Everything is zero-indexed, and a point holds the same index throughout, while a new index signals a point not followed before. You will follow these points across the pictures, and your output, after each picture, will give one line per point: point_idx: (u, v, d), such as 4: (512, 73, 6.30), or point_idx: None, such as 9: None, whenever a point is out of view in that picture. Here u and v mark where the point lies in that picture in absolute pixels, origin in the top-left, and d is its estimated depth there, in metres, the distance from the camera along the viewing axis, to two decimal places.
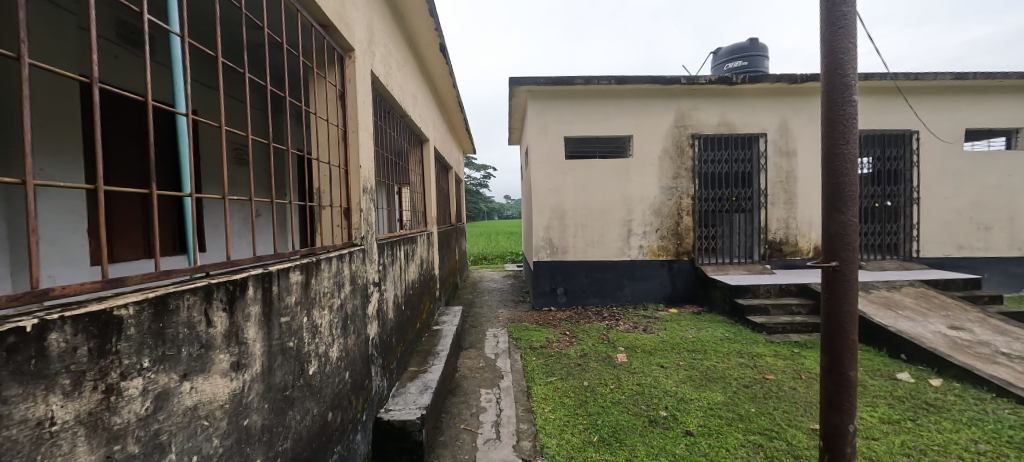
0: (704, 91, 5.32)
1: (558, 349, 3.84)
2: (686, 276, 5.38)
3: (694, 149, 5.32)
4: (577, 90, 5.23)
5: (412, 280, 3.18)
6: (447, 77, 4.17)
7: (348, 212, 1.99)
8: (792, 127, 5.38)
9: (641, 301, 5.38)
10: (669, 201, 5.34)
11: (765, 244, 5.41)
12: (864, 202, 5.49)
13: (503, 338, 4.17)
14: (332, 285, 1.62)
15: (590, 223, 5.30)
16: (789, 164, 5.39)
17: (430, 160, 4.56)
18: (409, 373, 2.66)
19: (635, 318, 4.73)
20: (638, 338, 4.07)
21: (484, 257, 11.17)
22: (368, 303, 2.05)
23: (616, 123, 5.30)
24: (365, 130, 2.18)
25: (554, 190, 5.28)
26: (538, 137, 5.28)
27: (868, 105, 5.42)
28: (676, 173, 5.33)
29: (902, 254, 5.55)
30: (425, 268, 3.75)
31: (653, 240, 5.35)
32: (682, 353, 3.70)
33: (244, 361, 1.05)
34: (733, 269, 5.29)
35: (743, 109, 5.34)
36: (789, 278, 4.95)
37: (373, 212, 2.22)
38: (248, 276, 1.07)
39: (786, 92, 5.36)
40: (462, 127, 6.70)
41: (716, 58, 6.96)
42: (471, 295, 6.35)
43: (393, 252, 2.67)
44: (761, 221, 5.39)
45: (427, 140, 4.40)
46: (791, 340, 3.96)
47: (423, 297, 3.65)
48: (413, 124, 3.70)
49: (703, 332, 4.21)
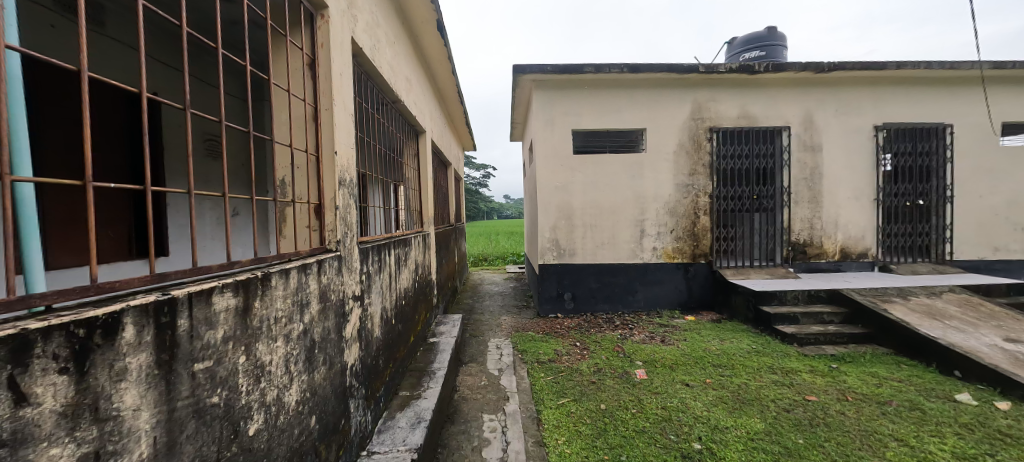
0: (723, 81, 4.93)
1: (568, 364, 3.44)
2: (703, 280, 4.99)
3: (712, 143, 4.93)
4: (586, 80, 4.84)
5: (404, 289, 2.77)
6: (445, 61, 3.77)
7: (320, 211, 1.58)
8: (816, 120, 5.00)
9: (654, 307, 4.99)
10: (685, 199, 4.94)
11: (788, 246, 5.02)
12: (894, 201, 5.10)
13: (507, 350, 3.77)
14: (289, 306, 1.22)
15: (599, 223, 4.91)
16: (814, 160, 5.02)
17: (426, 152, 4.11)
18: (399, 400, 2.26)
19: (650, 327, 4.33)
20: (657, 350, 3.67)
21: (484, 258, 10.78)
22: (345, 322, 1.64)
23: (628, 116, 4.90)
24: (344, 108, 1.76)
25: (562, 187, 4.88)
26: (544, 130, 4.89)
27: (899, 96, 5.03)
28: (692, 169, 4.94)
29: (935, 257, 5.15)
30: (420, 273, 3.36)
31: (668, 242, 4.96)
32: (708, 368, 3.30)
33: (108, 448, 0.65)
34: (754, 272, 4.90)
35: (764, 101, 4.96)
36: (816, 283, 4.56)
37: (354, 211, 1.81)
38: (120, 311, 0.67)
39: (810, 82, 4.98)
40: (462, 121, 6.31)
41: (730, 49, 6.58)
42: (471, 300, 5.96)
43: (381, 255, 2.27)
44: (783, 221, 5.01)
45: (423, 132, 4.00)
46: (827, 353, 3.57)
47: (418, 307, 3.26)
48: (407, 112, 3.29)
49: (727, 343, 3.82)
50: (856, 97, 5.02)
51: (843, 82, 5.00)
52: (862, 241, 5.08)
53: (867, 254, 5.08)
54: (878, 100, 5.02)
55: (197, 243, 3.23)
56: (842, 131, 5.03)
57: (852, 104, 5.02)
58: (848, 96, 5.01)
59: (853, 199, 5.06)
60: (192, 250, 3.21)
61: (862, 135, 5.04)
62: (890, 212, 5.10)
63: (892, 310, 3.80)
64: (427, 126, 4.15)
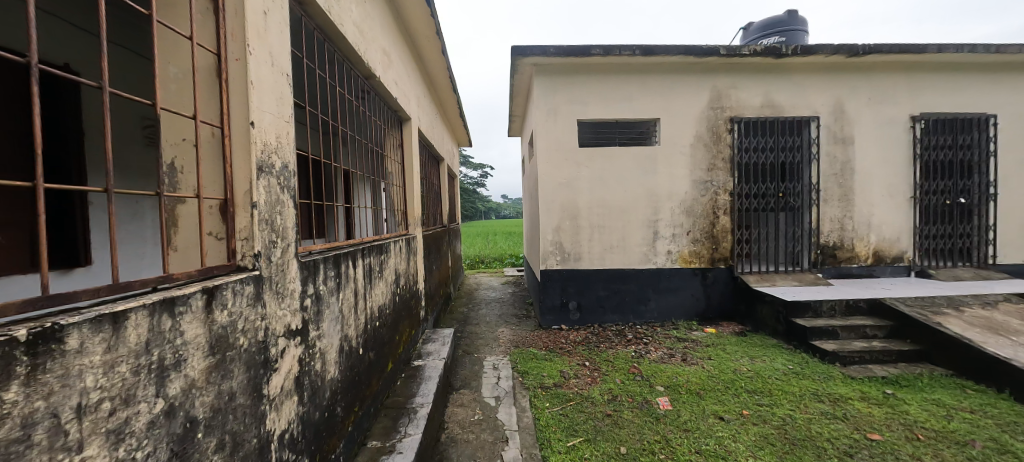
0: (744, 66, 4.43)
1: (576, 390, 2.93)
2: (723, 288, 4.49)
3: (732, 134, 4.42)
4: (592, 64, 4.33)
5: (379, 307, 2.25)
6: (432, 36, 3.23)
7: (228, 212, 1.08)
8: (847, 109, 4.51)
9: (668, 317, 4.49)
10: (703, 198, 4.44)
11: (816, 249, 4.53)
12: (932, 199, 4.62)
13: (505, 371, 3.25)
14: (127, 377, 0.70)
15: (607, 224, 4.39)
16: (844, 153, 4.53)
17: (413, 142, 3.55)
18: (366, 457, 1.74)
19: (667, 343, 3.81)
20: (679, 372, 3.15)
21: (482, 260, 10.29)
22: (267, 373, 1.12)
23: (639, 104, 4.39)
24: (274, 64, 1.23)
25: (566, 184, 4.38)
26: (546, 121, 4.38)
27: (936, 83, 4.55)
28: (711, 164, 4.44)
29: (976, 260, 4.67)
30: (402, 284, 2.84)
31: (683, 245, 4.46)
32: (742, 396, 2.80)
33: None
34: (780, 279, 4.40)
35: (790, 88, 4.46)
36: (852, 291, 4.07)
37: (290, 210, 1.29)
38: None
39: (840, 68, 4.49)
40: (457, 113, 5.77)
41: (746, 35, 6.07)
42: (466, 309, 5.42)
43: (345, 267, 1.75)
44: (811, 222, 4.52)
45: (409, 120, 3.46)
46: (877, 376, 3.08)
47: (400, 325, 2.73)
48: (385, 93, 2.76)
49: (758, 362, 3.31)
50: (890, 84, 4.53)
51: (875, 67, 4.52)
52: (897, 243, 4.61)
53: (902, 257, 4.62)
54: (914, 87, 4.54)
55: (138, 247, 2.71)
56: (875, 122, 4.54)
57: (887, 92, 4.53)
58: (881, 83, 4.53)
59: (887, 197, 4.58)
60: (133, 254, 2.70)
61: (897, 127, 4.56)
62: (928, 211, 4.62)
63: (947, 324, 3.31)
64: (414, 114, 3.61)
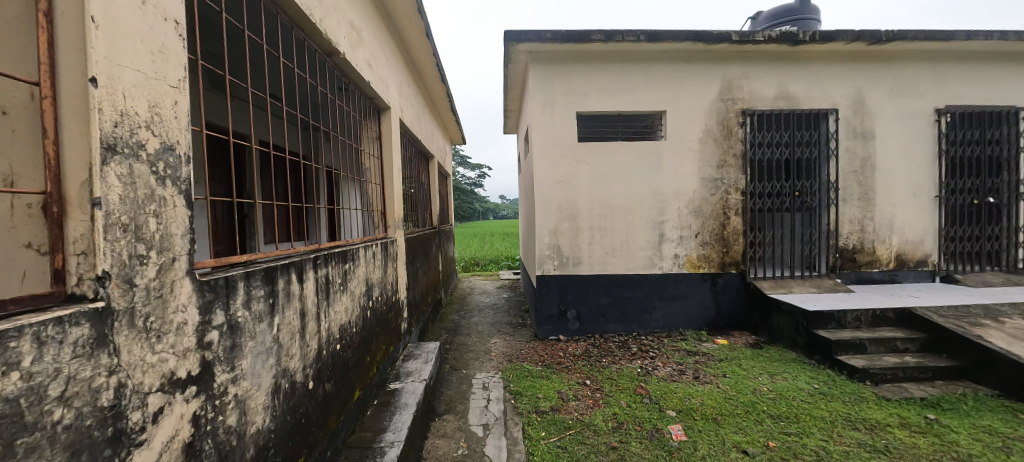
0: (757, 55, 4.08)
1: (576, 415, 2.57)
2: (734, 294, 4.15)
3: (745, 128, 4.08)
4: (592, 51, 3.97)
5: (343, 327, 1.88)
6: (413, 13, 2.86)
7: (49, 213, 0.71)
8: (867, 101, 4.18)
9: (674, 326, 4.15)
10: (713, 197, 4.09)
11: (834, 252, 4.19)
12: (958, 198, 4.28)
13: (496, 392, 2.88)
14: None
15: (609, 226, 4.04)
16: (865, 149, 4.19)
17: (393, 135, 3.16)
18: None
19: (676, 357, 3.45)
20: (692, 393, 2.78)
21: (476, 262, 9.94)
22: (117, 455, 0.75)
23: (644, 96, 4.04)
24: (145, 2, 0.86)
25: (564, 182, 4.02)
26: (543, 114, 4.02)
27: (963, 73, 4.22)
28: (721, 160, 4.09)
29: (1005, 265, 4.35)
30: (378, 296, 2.48)
31: (692, 248, 4.10)
32: (766, 424, 2.44)
33: None
34: (797, 286, 4.05)
35: (806, 78, 4.12)
36: (877, 299, 3.73)
37: (177, 212, 0.92)
38: None
39: (861, 56, 4.15)
40: (447, 108, 5.40)
41: (755, 25, 5.78)
42: (457, 317, 5.05)
43: (289, 281, 1.39)
44: (829, 223, 4.18)
45: (389, 110, 3.09)
46: (915, 398, 2.73)
47: (373, 342, 2.37)
48: (355, 75, 2.39)
49: (779, 381, 2.96)
50: (914, 74, 4.20)
51: (897, 56, 4.19)
52: (921, 246, 4.28)
53: (926, 261, 4.29)
54: (939, 77, 4.21)
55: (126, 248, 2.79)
56: (898, 115, 4.21)
57: (910, 83, 4.20)
58: (903, 73, 4.19)
59: (911, 197, 4.25)
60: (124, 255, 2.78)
61: (921, 120, 4.22)
62: (954, 212, 4.29)
63: (989, 337, 2.97)
64: (395, 104, 3.25)
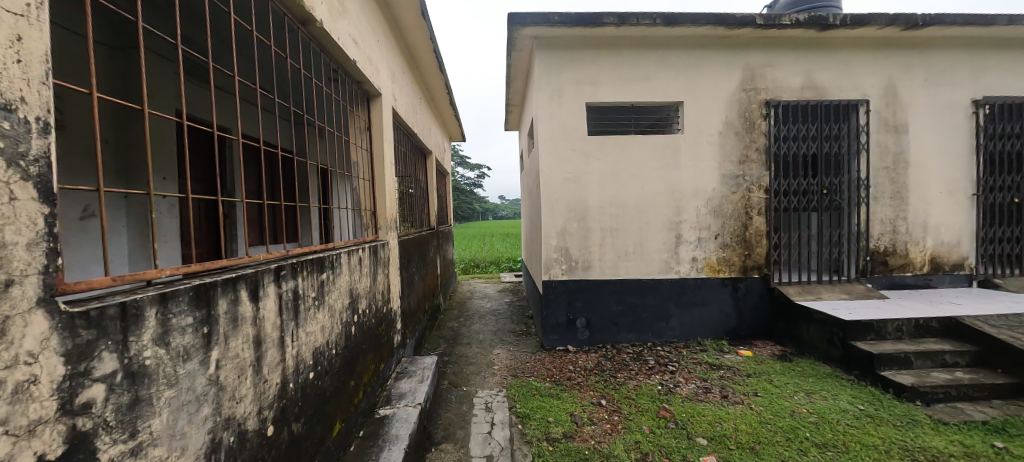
0: (782, 41, 3.76)
1: (594, 444, 2.23)
2: (756, 301, 3.83)
3: (769, 120, 3.76)
4: (603, 36, 3.65)
5: (318, 352, 1.55)
6: None
7: None
8: (900, 92, 3.86)
9: (692, 336, 3.82)
10: (734, 195, 3.77)
11: (865, 255, 3.87)
12: (996, 197, 3.97)
13: (500, 415, 2.55)
14: None
15: (622, 227, 3.72)
16: (897, 143, 3.88)
17: (386, 125, 2.83)
18: None
19: (698, 371, 3.12)
20: (723, 416, 2.45)
21: (476, 264, 9.61)
22: None
23: (660, 85, 3.72)
24: None
25: (573, 179, 3.69)
26: (550, 104, 3.70)
27: (1003, 61, 3.91)
28: (743, 156, 3.77)
29: None
30: (365, 309, 2.15)
31: (711, 251, 3.78)
32: (813, 455, 2.11)
33: None
34: (826, 291, 3.73)
35: (835, 66, 3.80)
36: (916, 306, 3.41)
37: (13, 199, 0.61)
38: None
39: (893, 43, 3.84)
40: (447, 101, 5.06)
41: (773, 12, 5.44)
42: (457, 324, 4.72)
43: (235, 300, 1.06)
44: (860, 223, 3.85)
45: (381, 97, 2.76)
46: (975, 421, 2.41)
47: (359, 362, 2.04)
48: (337, 52, 2.05)
49: (817, 401, 2.63)
50: (950, 63, 3.88)
51: (933, 43, 3.87)
52: (956, 249, 3.97)
53: (962, 265, 3.98)
54: (977, 66, 3.90)
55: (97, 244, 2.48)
56: (933, 106, 3.89)
57: (946, 72, 3.88)
58: (939, 61, 3.87)
59: (946, 195, 3.94)
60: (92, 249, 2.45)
61: (957, 112, 3.91)
62: (992, 212, 3.98)
63: None
64: (388, 91, 2.92)
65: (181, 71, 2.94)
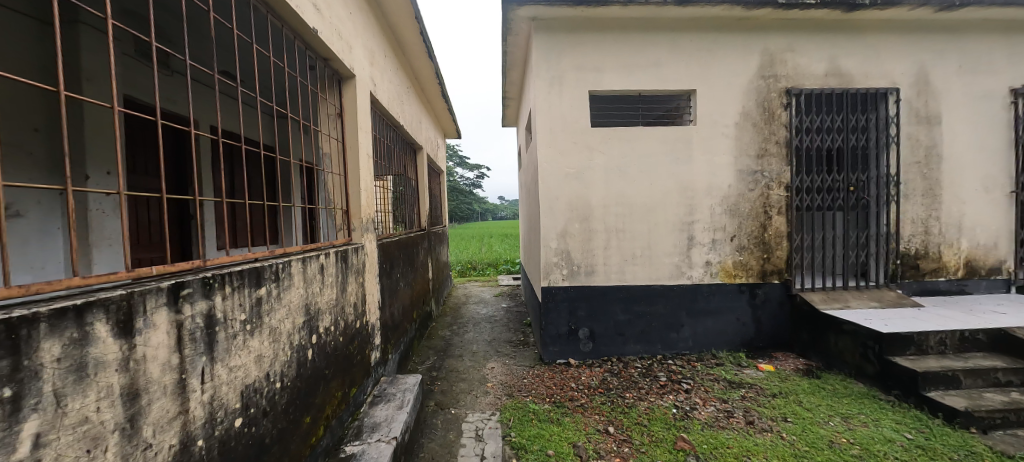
0: (803, 23, 3.43)
1: None
2: (776, 309, 3.49)
3: (789, 110, 3.43)
4: (608, 17, 3.30)
5: (249, 390, 1.20)
6: None
7: None
8: (932, 79, 3.53)
9: (706, 347, 3.48)
10: (751, 192, 3.43)
11: (894, 258, 3.53)
12: None
13: (492, 445, 2.21)
14: None
15: (628, 227, 3.38)
16: (929, 135, 3.54)
17: (362, 112, 2.49)
18: None
19: (716, 391, 2.77)
20: (752, 448, 2.10)
21: (473, 266, 9.25)
22: None
23: (669, 72, 3.38)
24: None
25: (575, 175, 3.35)
26: (549, 93, 3.35)
27: None
28: (761, 149, 3.43)
29: None
30: (330, 325, 1.81)
31: (726, 254, 3.44)
32: None
33: None
34: (854, 298, 3.39)
35: (861, 51, 3.47)
36: (956, 315, 3.07)
37: None
38: None
39: (925, 26, 3.50)
40: (439, 92, 4.72)
41: None
42: (449, 333, 4.38)
43: (83, 340, 0.71)
44: (889, 223, 3.51)
45: (356, 80, 2.41)
46: None
47: (320, 390, 1.70)
48: (293, 17, 1.70)
49: (856, 428, 2.29)
50: (986, 47, 3.55)
51: (968, 26, 3.53)
52: (993, 251, 3.63)
53: (999, 269, 3.64)
54: (1015, 52, 3.56)
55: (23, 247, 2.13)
56: (967, 95, 3.56)
57: (982, 58, 3.55)
58: (974, 45, 3.54)
59: (982, 192, 3.60)
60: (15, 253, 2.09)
61: (993, 102, 3.57)
62: None
63: None
64: (365, 74, 2.57)
65: (133, 52, 2.61)
